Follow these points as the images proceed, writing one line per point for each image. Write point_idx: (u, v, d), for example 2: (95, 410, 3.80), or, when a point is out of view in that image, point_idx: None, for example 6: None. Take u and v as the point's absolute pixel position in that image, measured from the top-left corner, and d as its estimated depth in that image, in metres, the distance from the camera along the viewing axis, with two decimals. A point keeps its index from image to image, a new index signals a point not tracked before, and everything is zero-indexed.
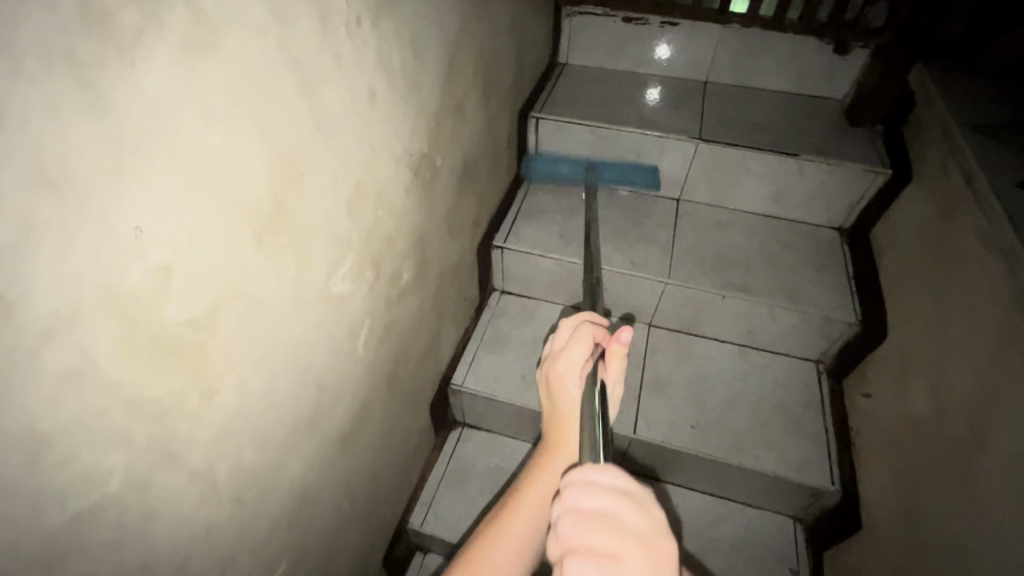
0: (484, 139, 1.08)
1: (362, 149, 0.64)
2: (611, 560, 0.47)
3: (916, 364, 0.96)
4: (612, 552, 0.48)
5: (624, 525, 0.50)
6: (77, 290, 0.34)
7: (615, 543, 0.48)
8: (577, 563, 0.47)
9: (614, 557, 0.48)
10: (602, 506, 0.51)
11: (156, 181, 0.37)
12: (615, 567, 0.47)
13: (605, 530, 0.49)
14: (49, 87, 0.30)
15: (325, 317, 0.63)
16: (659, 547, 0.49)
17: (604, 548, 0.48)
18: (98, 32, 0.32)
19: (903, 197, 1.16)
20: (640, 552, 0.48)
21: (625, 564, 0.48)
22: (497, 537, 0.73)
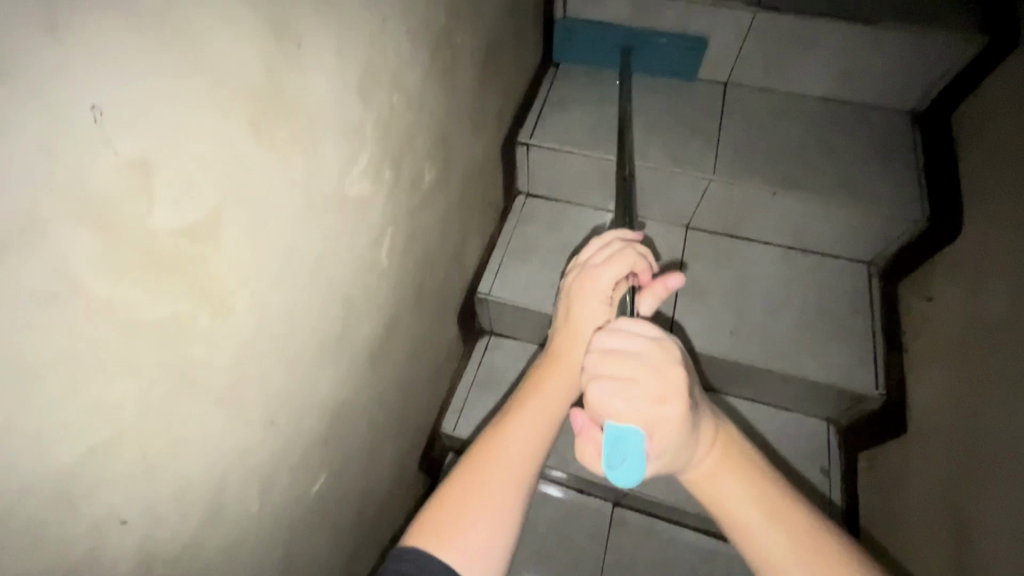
0: (508, 12, 0.92)
1: (370, 17, 0.52)
2: (625, 384, 0.48)
3: (996, 265, 0.87)
4: (627, 378, 0.49)
5: (645, 361, 0.49)
6: (29, 193, 0.26)
7: (633, 373, 0.49)
8: (595, 388, 0.49)
9: (628, 383, 0.48)
10: (624, 346, 0.50)
11: (107, 44, 0.28)
12: (631, 393, 0.48)
13: (624, 363, 0.49)
14: None
15: (343, 224, 0.56)
16: (675, 376, 0.48)
17: (622, 378, 0.49)
18: None
19: (1001, 70, 0.99)
20: (654, 378, 0.48)
21: (640, 390, 0.48)
22: (501, 450, 0.56)
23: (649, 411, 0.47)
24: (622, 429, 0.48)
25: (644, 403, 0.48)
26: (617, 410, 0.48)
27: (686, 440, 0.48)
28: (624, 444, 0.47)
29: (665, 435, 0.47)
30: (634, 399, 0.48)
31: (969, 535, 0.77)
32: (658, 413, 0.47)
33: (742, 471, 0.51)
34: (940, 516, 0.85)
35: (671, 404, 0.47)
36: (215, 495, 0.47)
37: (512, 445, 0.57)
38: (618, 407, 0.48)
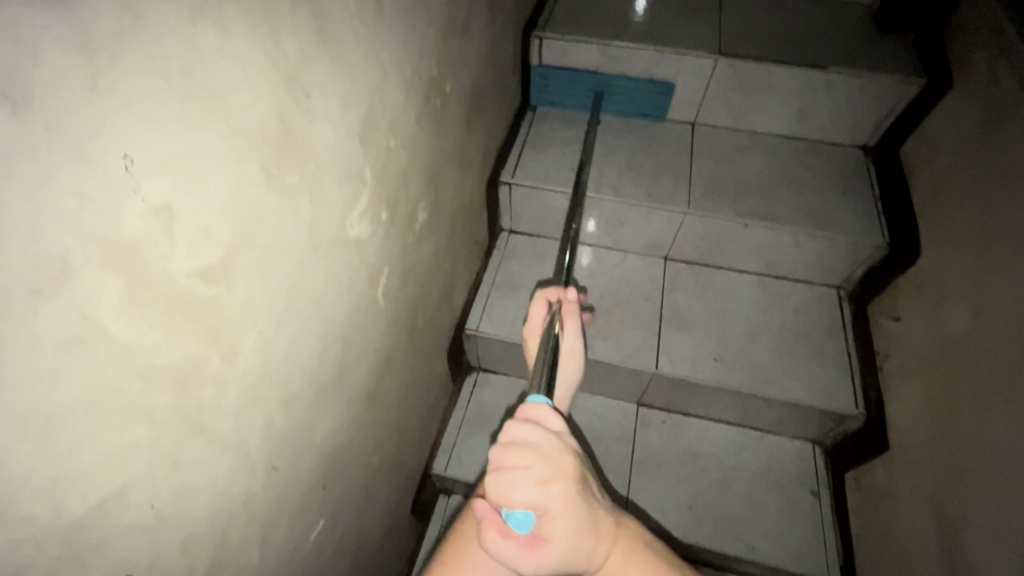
0: (490, 60, 0.98)
1: (371, 69, 0.55)
2: (516, 473, 0.43)
3: (956, 283, 0.93)
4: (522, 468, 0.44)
5: (536, 446, 0.45)
6: (65, 242, 0.27)
7: (520, 459, 0.44)
8: (487, 480, 0.44)
9: (519, 471, 0.43)
10: (518, 434, 0.46)
11: (141, 100, 0.30)
12: (520, 481, 0.43)
13: (516, 450, 0.44)
14: None
15: (343, 264, 0.57)
16: (554, 461, 0.44)
17: (513, 466, 0.44)
18: None
19: (939, 108, 1.09)
20: (542, 464, 0.43)
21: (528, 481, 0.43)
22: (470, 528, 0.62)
23: (548, 510, 0.43)
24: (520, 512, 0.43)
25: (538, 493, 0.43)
26: (505, 498, 0.43)
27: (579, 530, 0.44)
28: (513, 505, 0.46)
29: (557, 523, 0.43)
30: (523, 486, 0.43)
31: (960, 549, 0.79)
32: (551, 508, 0.43)
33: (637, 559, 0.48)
34: (928, 531, 0.87)
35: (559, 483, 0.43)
36: (216, 548, 0.45)
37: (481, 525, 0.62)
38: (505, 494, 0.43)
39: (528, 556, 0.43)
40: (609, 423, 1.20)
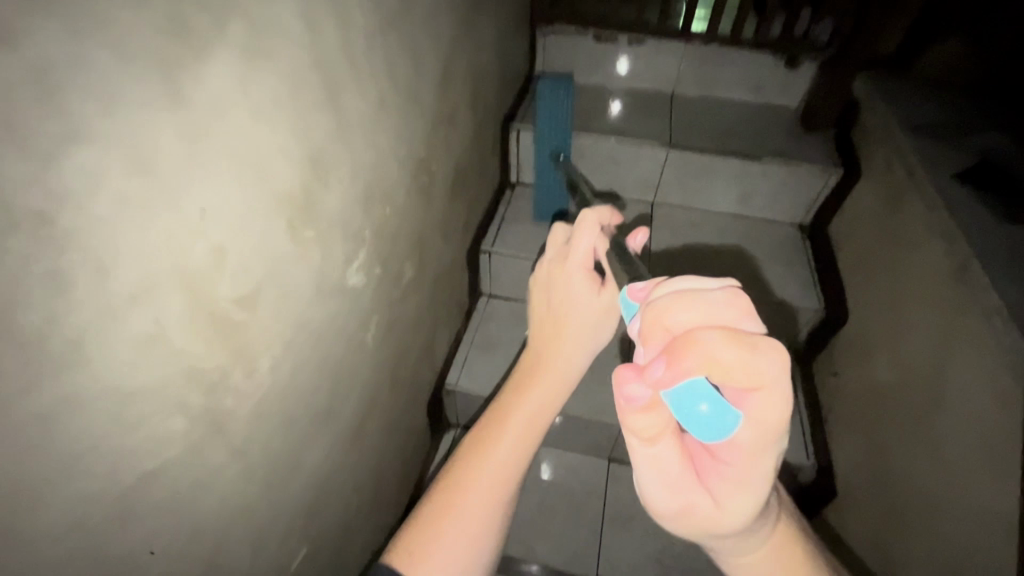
0: (472, 147, 1.14)
1: (374, 152, 0.69)
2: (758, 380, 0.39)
3: (877, 341, 1.05)
4: (748, 388, 0.39)
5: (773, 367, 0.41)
6: (153, 266, 0.37)
7: (765, 379, 0.38)
8: (742, 360, 0.38)
9: (758, 395, 0.39)
10: (760, 342, 0.39)
11: (214, 169, 0.41)
12: (760, 395, 0.39)
13: (766, 354, 0.39)
14: (146, 87, 0.34)
15: (341, 307, 0.67)
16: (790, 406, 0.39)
17: (747, 379, 0.38)
18: (184, 41, 0.37)
19: (855, 194, 1.27)
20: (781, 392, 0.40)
21: (745, 403, 0.39)
22: (478, 465, 0.56)
23: (739, 451, 0.41)
24: (719, 426, 0.40)
25: (752, 427, 0.40)
26: (745, 392, 0.39)
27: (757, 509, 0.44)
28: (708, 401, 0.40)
29: (738, 478, 0.42)
30: (768, 402, 0.39)
31: None
32: (743, 456, 0.41)
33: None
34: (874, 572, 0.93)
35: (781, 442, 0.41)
36: (217, 547, 0.51)
37: (489, 462, 0.56)
38: (749, 389, 0.38)
39: (683, 475, 0.45)
40: (581, 477, 1.24)
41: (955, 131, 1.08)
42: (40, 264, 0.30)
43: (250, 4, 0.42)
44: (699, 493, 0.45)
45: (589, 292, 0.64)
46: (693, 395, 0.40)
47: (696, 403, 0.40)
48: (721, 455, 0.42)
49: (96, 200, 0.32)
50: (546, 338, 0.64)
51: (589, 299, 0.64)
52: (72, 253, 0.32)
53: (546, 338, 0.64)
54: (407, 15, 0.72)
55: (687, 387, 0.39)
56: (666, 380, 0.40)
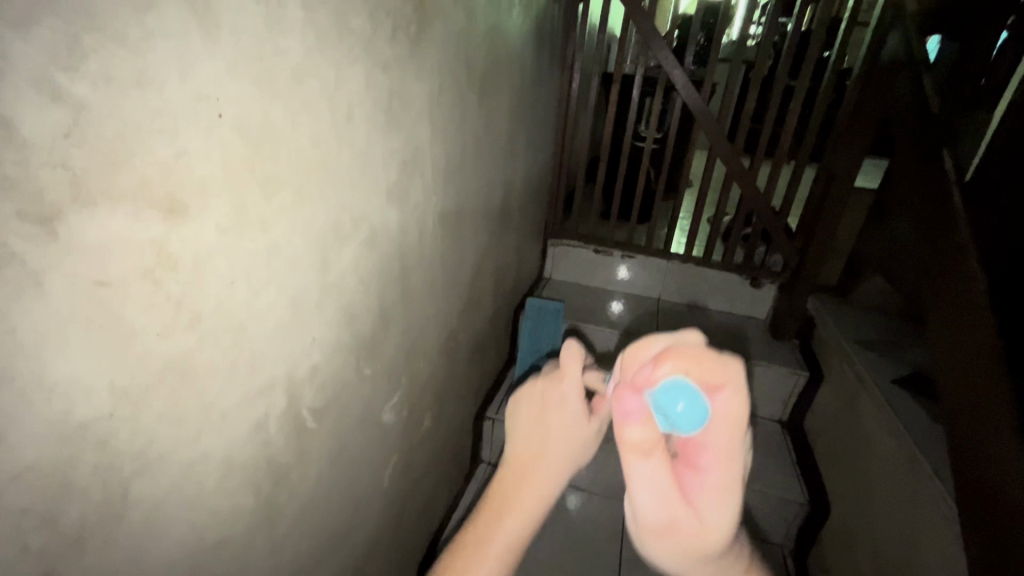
0: (490, 325, 1.36)
1: (421, 318, 0.89)
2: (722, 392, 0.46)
3: (857, 532, 1.10)
4: (714, 388, 0.47)
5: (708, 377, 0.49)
6: (278, 371, 0.53)
7: (726, 381, 0.47)
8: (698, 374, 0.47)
9: (719, 394, 0.46)
10: (711, 356, 0.48)
11: (329, 312, 0.60)
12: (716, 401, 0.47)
13: (717, 374, 0.47)
14: (313, 260, 0.56)
15: (374, 440, 0.79)
16: (748, 403, 0.47)
17: (711, 380, 0.47)
18: (338, 236, 0.59)
19: (821, 394, 1.43)
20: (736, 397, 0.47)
21: (714, 404, 0.46)
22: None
23: (717, 459, 0.48)
24: (693, 422, 0.46)
25: (718, 424, 0.47)
26: (716, 400, 0.47)
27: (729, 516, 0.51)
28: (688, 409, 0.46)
29: (715, 486, 0.49)
30: (723, 408, 0.46)
31: None
32: (720, 464, 0.48)
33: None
34: None
35: (741, 449, 0.49)
36: None
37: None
38: (720, 404, 0.46)
39: (676, 493, 0.50)
40: None
41: (891, 345, 1.30)
42: (229, 354, 0.46)
43: (375, 218, 0.67)
44: (687, 507, 0.50)
45: (576, 421, 0.60)
46: (672, 395, 0.46)
47: (675, 403, 0.46)
48: (704, 465, 0.48)
49: (267, 322, 0.50)
50: (522, 465, 0.59)
51: (575, 431, 0.60)
52: (245, 352, 0.48)
53: (521, 468, 0.59)
54: (459, 228, 1.00)
55: (668, 386, 0.46)
56: (652, 379, 0.48)
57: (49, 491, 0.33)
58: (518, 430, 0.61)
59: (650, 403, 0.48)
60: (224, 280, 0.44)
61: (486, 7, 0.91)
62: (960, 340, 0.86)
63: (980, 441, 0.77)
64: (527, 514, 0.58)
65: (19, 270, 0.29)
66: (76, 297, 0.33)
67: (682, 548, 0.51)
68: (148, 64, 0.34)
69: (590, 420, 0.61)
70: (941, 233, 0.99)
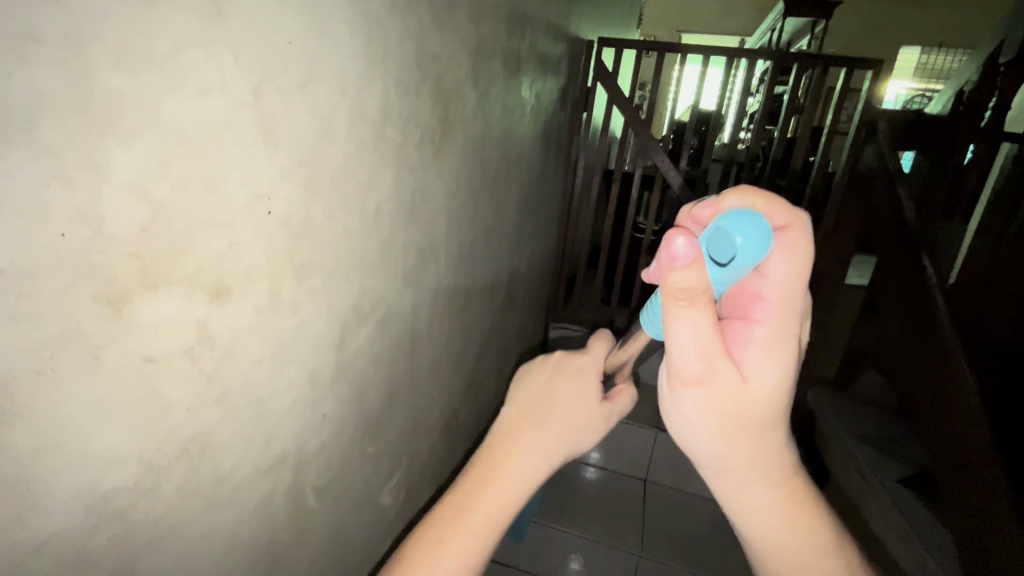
0: (490, 407, 1.36)
1: (426, 398, 0.91)
2: (789, 236, 0.38)
3: None
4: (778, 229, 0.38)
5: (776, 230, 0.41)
6: (287, 447, 0.55)
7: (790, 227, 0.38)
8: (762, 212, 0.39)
9: (789, 229, 0.38)
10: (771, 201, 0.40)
11: (341, 390, 0.63)
12: (787, 249, 0.38)
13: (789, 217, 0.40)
14: (331, 340, 0.59)
15: (370, 522, 0.77)
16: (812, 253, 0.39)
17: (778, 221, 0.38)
18: (356, 317, 0.63)
19: (829, 493, 1.39)
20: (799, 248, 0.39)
21: (775, 246, 0.38)
22: None
23: (768, 312, 0.38)
24: (752, 254, 0.38)
25: (780, 264, 0.38)
26: (783, 242, 0.38)
27: (785, 390, 0.39)
28: (748, 239, 0.37)
29: (767, 343, 0.38)
30: (791, 251, 0.38)
31: None
32: (775, 321, 0.38)
33: (798, 528, 0.40)
34: None
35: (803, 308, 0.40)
36: None
37: None
38: (787, 247, 0.38)
39: (722, 342, 0.38)
40: None
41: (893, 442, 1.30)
42: (247, 428, 0.48)
43: (392, 301, 0.71)
44: (728, 363, 0.38)
45: (584, 404, 0.43)
46: (734, 223, 0.38)
47: (733, 237, 0.38)
48: (760, 314, 0.38)
49: (284, 397, 0.53)
50: (499, 448, 0.41)
51: (582, 419, 0.42)
52: (260, 426, 0.50)
53: (496, 457, 0.41)
54: (467, 311, 1.04)
55: (736, 215, 0.38)
56: (717, 209, 0.40)
57: (67, 560, 0.34)
58: (510, 405, 0.44)
59: (705, 240, 0.39)
60: (251, 358, 0.47)
61: (502, 116, 1.02)
62: (960, 443, 0.87)
63: (1005, 549, 0.76)
64: (490, 529, 0.40)
65: (82, 344, 0.33)
66: (125, 371, 0.36)
67: (718, 414, 0.38)
68: (215, 169, 0.40)
69: (602, 405, 0.44)
70: (928, 336, 1.02)
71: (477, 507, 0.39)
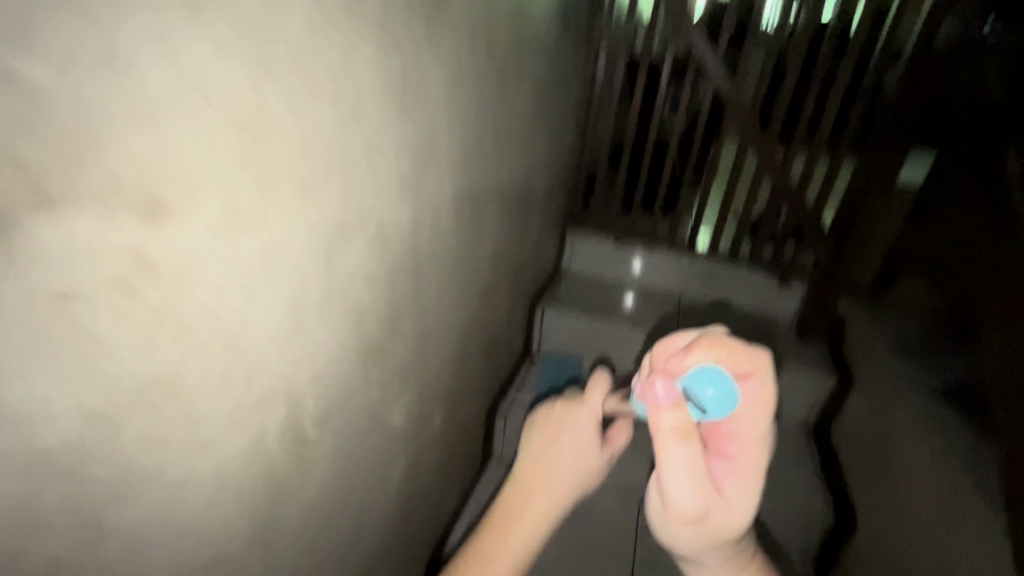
0: (506, 320, 1.32)
1: (435, 316, 0.85)
2: (745, 382, 0.60)
3: (884, 554, 1.05)
4: (743, 375, 0.60)
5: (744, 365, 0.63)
6: (277, 381, 0.49)
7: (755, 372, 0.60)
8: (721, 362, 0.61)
9: (747, 378, 0.60)
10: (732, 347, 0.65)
11: (334, 315, 0.56)
12: (746, 392, 0.60)
13: (748, 358, 0.61)
14: (315, 259, 0.51)
15: (382, 443, 0.75)
16: (771, 390, 0.61)
17: (743, 369, 0.60)
18: (344, 233, 0.55)
19: (852, 401, 1.36)
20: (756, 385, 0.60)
21: (744, 390, 0.60)
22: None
23: (746, 448, 0.59)
24: (722, 400, 0.59)
25: (748, 405, 0.59)
26: (744, 388, 0.60)
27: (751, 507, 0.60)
28: (716, 385, 0.59)
29: (740, 468, 0.59)
30: (749, 397, 0.59)
31: None
32: (748, 448, 0.59)
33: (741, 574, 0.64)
34: None
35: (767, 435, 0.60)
36: None
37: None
38: (748, 392, 0.60)
39: (705, 471, 0.58)
40: None
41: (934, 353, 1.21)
42: (224, 364, 0.42)
43: (387, 213, 0.62)
44: (713, 491, 0.59)
45: (586, 449, 0.67)
46: (705, 382, 0.59)
47: (704, 388, 0.59)
48: (733, 448, 0.59)
49: (265, 328, 0.46)
50: (531, 483, 0.66)
51: (585, 459, 0.66)
52: (237, 363, 0.44)
53: (527, 489, 0.66)
54: (476, 223, 0.95)
55: (703, 371, 0.59)
56: (685, 364, 0.61)
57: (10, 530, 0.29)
58: (531, 450, 0.68)
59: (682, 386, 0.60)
60: (212, 287, 0.40)
61: None
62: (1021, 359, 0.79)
63: None
64: (532, 534, 0.65)
65: None
66: (37, 311, 0.28)
67: (705, 521, 0.59)
68: (117, 42, 0.30)
69: (601, 448, 0.67)
70: (1016, 248, 0.89)
71: (519, 523, 0.65)
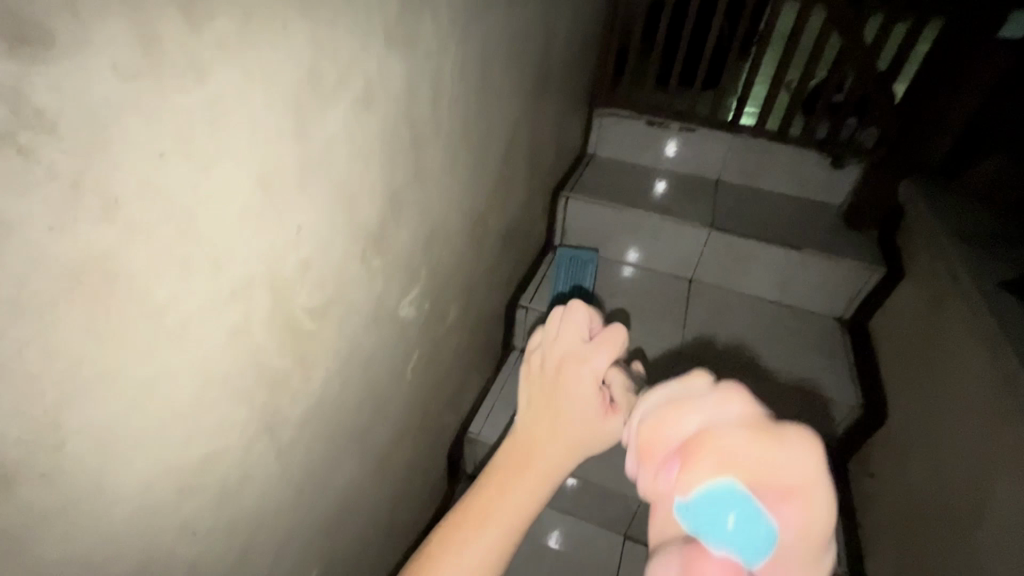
0: (525, 209, 1.23)
1: (442, 201, 0.77)
2: (785, 508, 0.36)
3: (914, 446, 1.02)
4: (782, 494, 0.37)
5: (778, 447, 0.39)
6: (253, 269, 0.43)
7: (809, 481, 0.37)
8: (730, 477, 0.37)
9: (787, 499, 0.36)
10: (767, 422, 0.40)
11: (316, 194, 0.48)
12: (789, 522, 0.36)
13: (777, 457, 0.37)
14: (280, 123, 0.42)
15: (391, 336, 0.72)
16: (830, 518, 0.37)
17: (790, 483, 0.37)
18: (315, 92, 0.45)
19: (899, 292, 1.26)
20: (802, 502, 0.36)
21: (785, 515, 0.36)
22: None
23: None
24: (752, 539, 0.36)
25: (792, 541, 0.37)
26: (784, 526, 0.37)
27: None
28: (732, 527, 0.37)
29: None
30: (793, 537, 0.36)
31: None
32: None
33: None
34: None
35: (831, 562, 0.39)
36: (244, 546, 0.53)
37: None
38: (791, 528, 0.36)
39: None
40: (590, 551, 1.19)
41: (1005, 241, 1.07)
42: (181, 249, 0.36)
43: (370, 69, 0.51)
44: None
45: (588, 410, 0.49)
46: (713, 514, 0.37)
47: (723, 517, 0.37)
48: None
49: (227, 208, 0.39)
50: (522, 449, 0.50)
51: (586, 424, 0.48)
52: (199, 247, 0.37)
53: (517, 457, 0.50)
54: (486, 91, 0.82)
55: (704, 497, 0.38)
56: (683, 486, 0.38)
57: None
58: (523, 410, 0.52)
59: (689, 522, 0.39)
60: (147, 151, 0.32)
61: None
62: None
63: None
64: (521, 514, 0.49)
65: None
66: None
67: None
68: None
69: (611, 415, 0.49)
70: None
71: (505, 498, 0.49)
